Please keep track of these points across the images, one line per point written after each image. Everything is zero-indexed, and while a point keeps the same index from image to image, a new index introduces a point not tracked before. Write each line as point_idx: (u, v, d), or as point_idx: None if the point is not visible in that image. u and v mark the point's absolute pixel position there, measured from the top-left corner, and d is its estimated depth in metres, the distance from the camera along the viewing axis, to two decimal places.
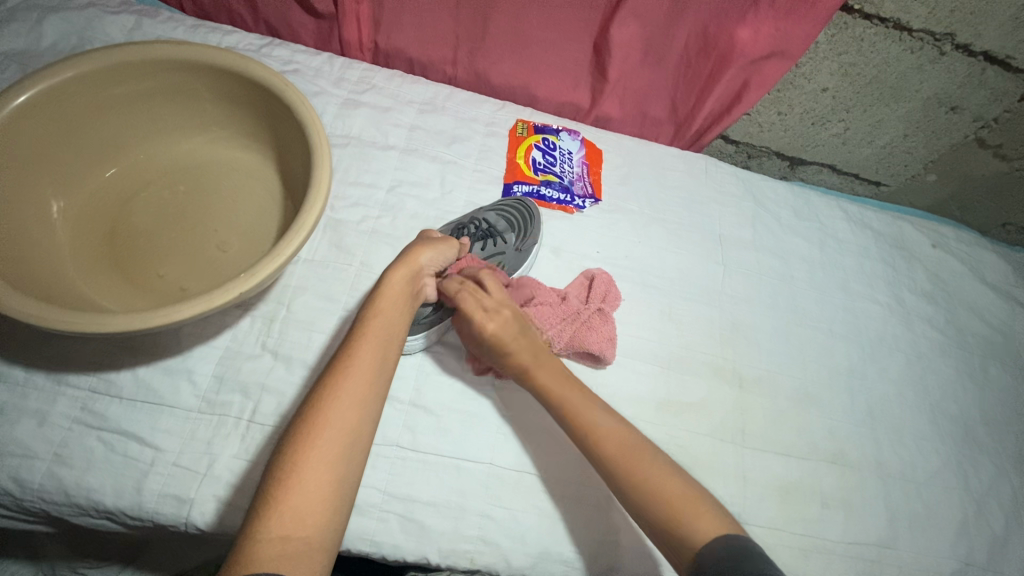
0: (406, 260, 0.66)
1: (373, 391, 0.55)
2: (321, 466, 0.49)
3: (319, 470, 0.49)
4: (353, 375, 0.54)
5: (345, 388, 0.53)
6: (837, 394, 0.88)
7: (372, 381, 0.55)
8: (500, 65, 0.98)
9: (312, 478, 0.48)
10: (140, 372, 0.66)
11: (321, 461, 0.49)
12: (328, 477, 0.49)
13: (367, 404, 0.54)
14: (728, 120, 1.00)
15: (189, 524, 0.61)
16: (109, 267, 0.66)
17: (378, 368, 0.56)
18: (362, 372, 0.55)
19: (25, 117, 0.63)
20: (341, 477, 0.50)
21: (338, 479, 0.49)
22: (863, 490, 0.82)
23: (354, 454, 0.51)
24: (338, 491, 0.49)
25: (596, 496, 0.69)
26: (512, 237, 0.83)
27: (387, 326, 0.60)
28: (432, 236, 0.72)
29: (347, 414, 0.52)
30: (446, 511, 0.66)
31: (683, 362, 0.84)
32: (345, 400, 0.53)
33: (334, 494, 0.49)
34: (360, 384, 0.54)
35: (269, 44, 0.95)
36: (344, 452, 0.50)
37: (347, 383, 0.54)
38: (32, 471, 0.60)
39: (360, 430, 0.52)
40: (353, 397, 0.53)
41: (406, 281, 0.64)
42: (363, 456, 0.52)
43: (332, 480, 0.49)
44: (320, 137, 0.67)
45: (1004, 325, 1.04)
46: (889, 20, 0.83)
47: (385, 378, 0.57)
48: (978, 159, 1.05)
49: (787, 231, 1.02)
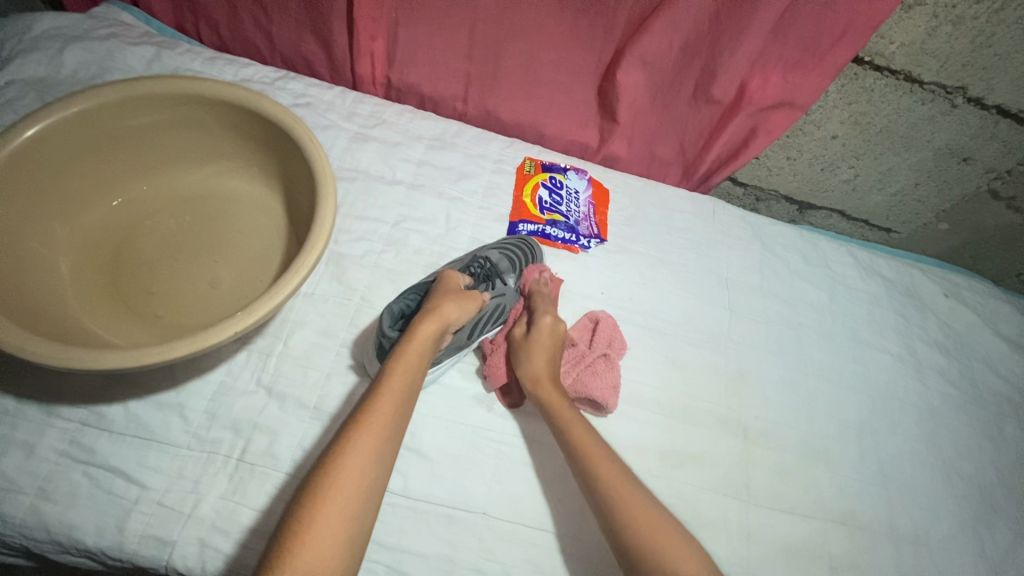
0: (434, 312, 0.66)
1: (386, 446, 0.56)
2: (335, 520, 0.50)
3: (333, 524, 0.49)
4: (371, 429, 0.55)
5: (361, 442, 0.54)
6: (846, 448, 0.85)
7: (386, 436, 0.56)
8: (510, 103, 1.00)
9: (327, 532, 0.49)
10: (132, 406, 0.65)
11: (335, 515, 0.50)
12: (340, 535, 0.49)
13: (380, 460, 0.54)
14: (735, 165, 1.00)
15: (170, 567, 0.59)
16: (107, 298, 0.66)
17: (393, 423, 0.57)
18: (378, 426, 0.56)
19: (38, 145, 0.64)
20: (352, 532, 0.50)
21: (350, 535, 0.50)
22: (873, 552, 0.78)
23: (365, 510, 0.52)
24: (350, 547, 0.50)
25: (591, 551, 0.67)
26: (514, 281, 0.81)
27: (408, 380, 0.60)
28: (456, 287, 0.71)
29: (363, 468, 0.53)
30: (435, 563, 0.63)
31: (687, 411, 0.82)
32: (361, 452, 0.54)
33: (344, 551, 0.49)
34: (375, 437, 0.55)
35: (284, 77, 0.96)
36: (357, 508, 0.51)
37: (363, 437, 0.54)
38: (14, 506, 0.59)
39: (373, 485, 0.53)
40: (369, 451, 0.54)
41: (433, 334, 0.64)
42: (373, 512, 0.53)
43: (344, 536, 0.50)
44: (326, 175, 0.67)
45: (1020, 380, 1.01)
46: (900, 72, 0.83)
47: (398, 433, 0.57)
48: (990, 210, 1.03)
49: (796, 276, 1.00)
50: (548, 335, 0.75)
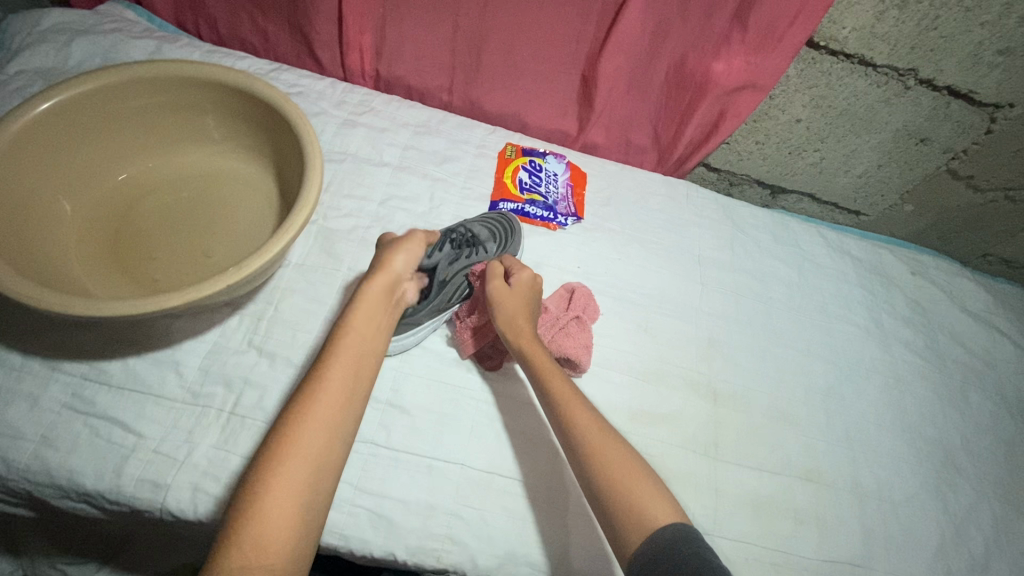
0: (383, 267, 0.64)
1: (345, 412, 0.53)
2: (285, 495, 0.47)
3: (288, 494, 0.47)
4: (325, 396, 0.52)
5: (315, 412, 0.51)
6: (813, 412, 0.89)
7: (344, 402, 0.53)
8: (492, 94, 1.05)
9: (276, 508, 0.46)
10: (130, 363, 0.69)
11: (284, 489, 0.47)
12: (293, 508, 0.47)
13: (337, 427, 0.52)
14: (707, 148, 1.06)
15: (163, 510, 0.63)
16: (109, 264, 0.71)
17: (353, 387, 0.54)
18: (333, 393, 0.53)
19: (47, 121, 0.69)
20: (308, 509, 0.48)
21: (305, 508, 0.47)
22: (837, 507, 0.81)
23: (326, 478, 0.50)
24: (310, 513, 0.48)
25: (564, 499, 0.71)
26: (494, 247, 0.86)
27: (360, 340, 0.57)
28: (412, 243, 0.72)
29: (317, 437, 0.50)
30: (415, 509, 0.67)
31: (658, 375, 0.86)
32: (314, 420, 0.51)
33: (298, 523, 0.46)
34: (331, 403, 0.52)
35: (278, 69, 1.02)
36: (313, 479, 0.49)
37: (318, 406, 0.51)
38: (18, 451, 0.63)
39: (332, 451, 0.51)
40: (320, 418, 0.51)
41: (388, 304, 0.62)
42: (336, 478, 0.51)
43: (303, 503, 0.47)
44: (313, 148, 0.72)
45: (984, 352, 1.05)
46: (854, 56, 0.89)
47: (358, 398, 0.54)
48: (951, 190, 1.08)
49: (766, 254, 1.05)
50: (525, 292, 0.76)
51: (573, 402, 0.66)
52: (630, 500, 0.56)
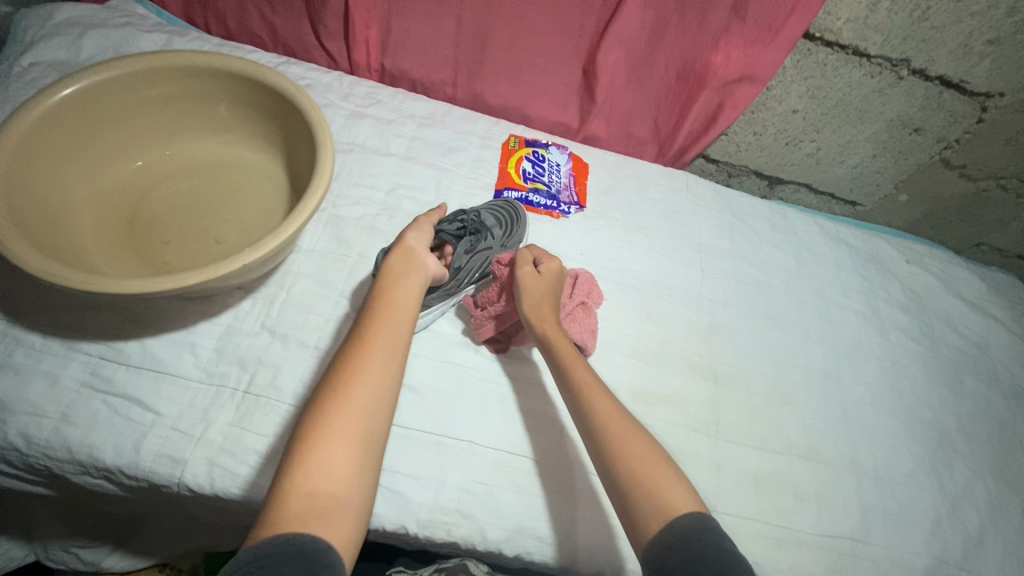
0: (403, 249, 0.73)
1: (389, 368, 0.59)
2: (346, 424, 0.53)
3: (342, 434, 0.53)
4: (372, 355, 0.59)
5: (360, 370, 0.57)
6: (812, 394, 0.91)
7: (388, 361, 0.60)
8: (495, 87, 1.08)
9: (338, 431, 0.53)
10: (147, 343, 0.71)
11: (344, 420, 0.54)
12: (352, 434, 0.53)
13: (385, 371, 0.59)
14: (706, 139, 1.08)
15: (181, 484, 0.65)
16: (126, 249, 0.73)
17: (394, 346, 0.61)
18: (378, 353, 0.59)
19: (66, 109, 0.71)
20: (366, 436, 0.54)
21: (362, 435, 0.54)
22: (837, 484, 0.83)
23: (374, 425, 0.55)
24: (363, 453, 0.53)
25: (570, 476, 0.73)
26: (498, 230, 0.88)
27: (398, 304, 0.66)
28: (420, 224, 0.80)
29: (368, 377, 0.57)
30: (426, 484, 0.69)
31: (660, 357, 0.88)
32: (365, 366, 0.58)
33: (358, 446, 0.53)
34: (377, 352, 0.59)
35: (286, 63, 1.05)
36: (367, 411, 0.55)
37: (363, 363, 0.58)
38: (39, 428, 0.64)
39: (379, 400, 0.56)
40: (371, 363, 0.58)
41: (419, 285, 0.70)
42: (384, 425, 0.56)
43: (355, 443, 0.53)
44: (325, 135, 0.74)
45: (979, 337, 1.07)
46: (848, 47, 0.92)
47: (399, 358, 0.61)
48: (945, 179, 1.11)
49: (764, 242, 1.07)
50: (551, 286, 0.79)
51: (595, 391, 0.68)
52: (648, 485, 0.58)
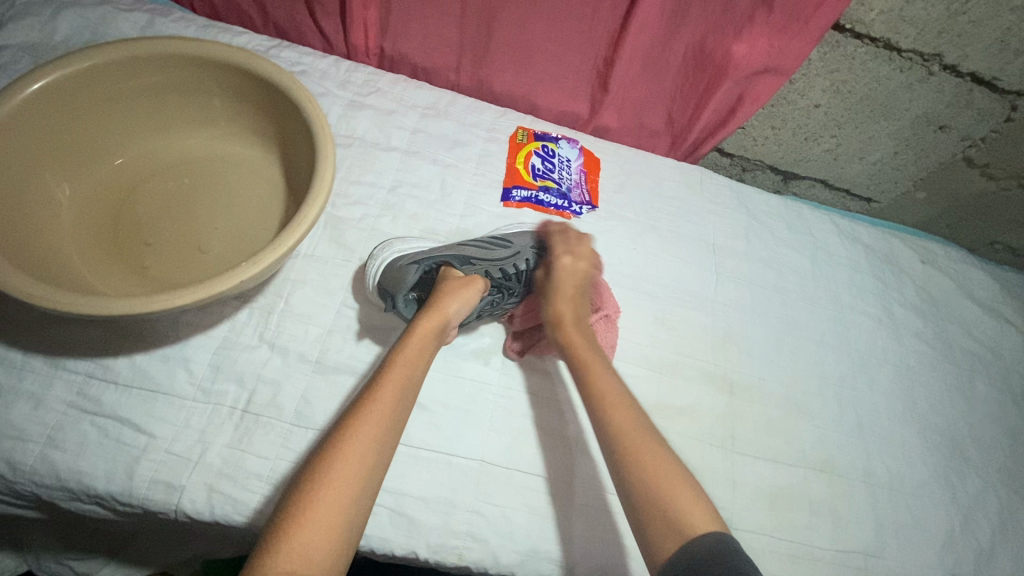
0: (433, 308, 0.67)
1: (388, 437, 0.56)
2: (332, 506, 0.49)
3: (331, 510, 0.49)
4: (368, 424, 0.55)
5: (354, 445, 0.53)
6: (827, 403, 0.89)
7: (387, 428, 0.56)
8: (502, 74, 1.01)
9: (324, 514, 0.49)
10: (137, 360, 0.67)
11: (333, 501, 0.50)
12: (339, 517, 0.49)
13: (381, 448, 0.55)
14: (723, 133, 1.03)
15: (178, 512, 0.61)
16: (110, 256, 0.67)
17: (396, 413, 0.57)
18: (378, 417, 0.56)
19: (39, 102, 0.64)
20: (351, 519, 0.50)
21: (349, 520, 0.50)
22: (851, 497, 0.82)
23: (362, 500, 0.52)
24: (347, 532, 0.49)
25: (587, 496, 0.70)
26: (541, 281, 0.81)
27: (408, 371, 0.61)
28: (457, 278, 0.73)
29: (363, 455, 0.53)
30: (436, 507, 0.66)
31: (674, 367, 0.85)
32: (362, 443, 0.54)
33: (342, 533, 0.49)
34: (376, 427, 0.55)
35: (278, 46, 0.97)
36: (356, 492, 0.51)
37: (364, 428, 0.55)
38: (24, 454, 0.60)
39: (372, 474, 0.53)
40: (367, 439, 0.54)
41: (432, 345, 0.65)
42: (371, 501, 0.53)
43: (341, 521, 0.49)
44: (325, 133, 0.68)
45: (992, 341, 1.06)
46: (879, 40, 0.86)
47: (399, 428, 0.57)
48: (966, 178, 1.07)
49: (780, 243, 1.03)
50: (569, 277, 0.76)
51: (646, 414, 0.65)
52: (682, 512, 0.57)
